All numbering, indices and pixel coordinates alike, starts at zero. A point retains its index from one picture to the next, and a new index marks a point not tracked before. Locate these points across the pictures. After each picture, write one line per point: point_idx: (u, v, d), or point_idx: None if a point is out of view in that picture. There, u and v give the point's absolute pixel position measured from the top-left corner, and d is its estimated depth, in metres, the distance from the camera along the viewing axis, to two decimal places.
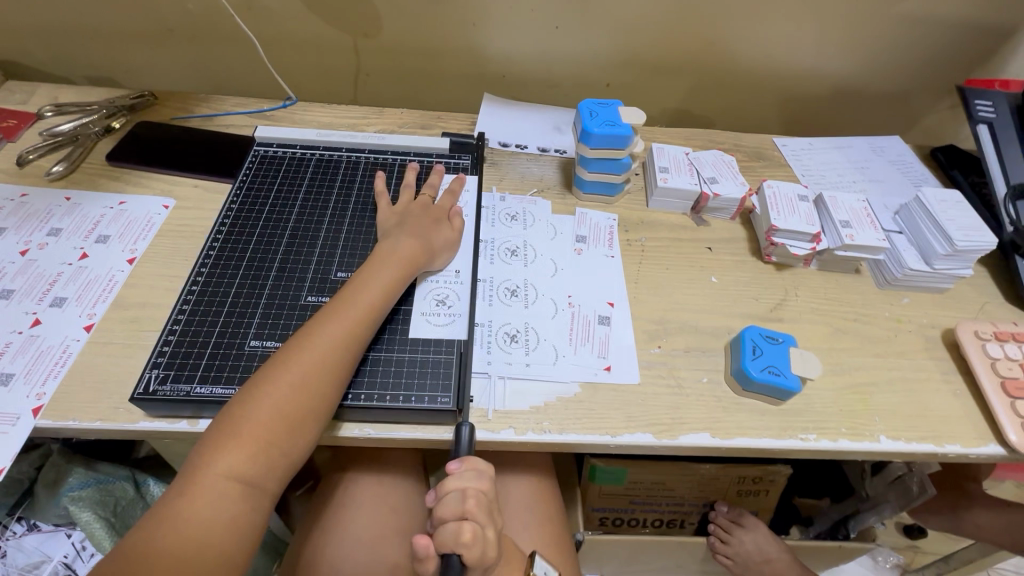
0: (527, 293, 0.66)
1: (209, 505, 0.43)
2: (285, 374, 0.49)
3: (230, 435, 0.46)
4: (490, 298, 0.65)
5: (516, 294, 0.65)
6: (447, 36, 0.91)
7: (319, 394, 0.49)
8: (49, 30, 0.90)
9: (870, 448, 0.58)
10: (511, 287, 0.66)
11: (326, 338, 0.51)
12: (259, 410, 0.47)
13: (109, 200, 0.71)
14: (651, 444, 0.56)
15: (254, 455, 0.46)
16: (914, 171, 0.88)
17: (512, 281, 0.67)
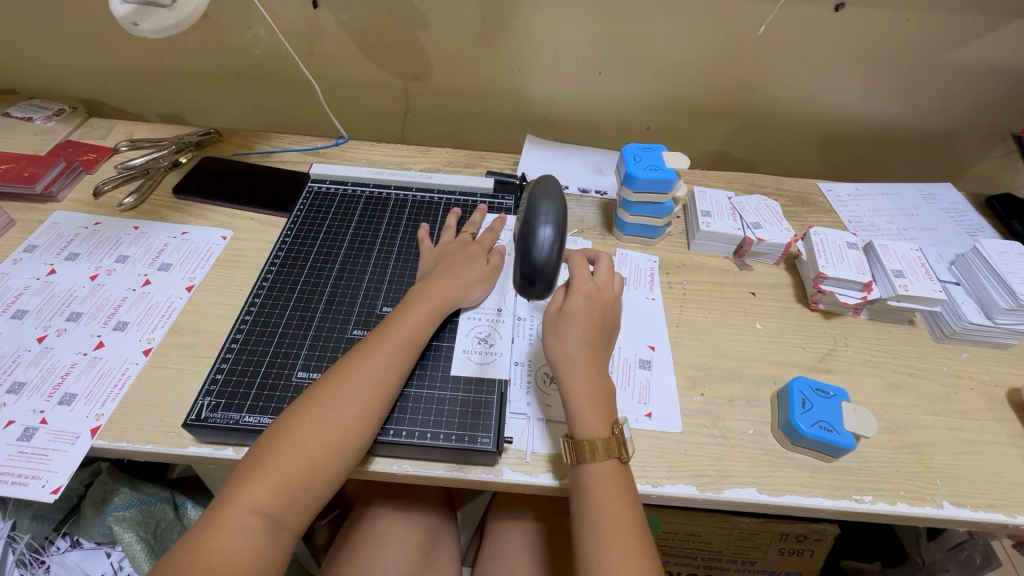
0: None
1: (234, 536, 0.43)
2: (311, 409, 0.50)
3: (256, 468, 0.46)
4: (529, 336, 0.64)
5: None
6: (493, 80, 0.95)
7: (356, 436, 0.50)
8: (130, 72, 0.98)
9: (932, 514, 0.55)
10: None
11: (356, 374, 0.52)
12: (285, 444, 0.48)
13: (173, 230, 0.75)
14: (694, 497, 0.54)
15: (276, 488, 0.46)
16: (968, 220, 0.85)
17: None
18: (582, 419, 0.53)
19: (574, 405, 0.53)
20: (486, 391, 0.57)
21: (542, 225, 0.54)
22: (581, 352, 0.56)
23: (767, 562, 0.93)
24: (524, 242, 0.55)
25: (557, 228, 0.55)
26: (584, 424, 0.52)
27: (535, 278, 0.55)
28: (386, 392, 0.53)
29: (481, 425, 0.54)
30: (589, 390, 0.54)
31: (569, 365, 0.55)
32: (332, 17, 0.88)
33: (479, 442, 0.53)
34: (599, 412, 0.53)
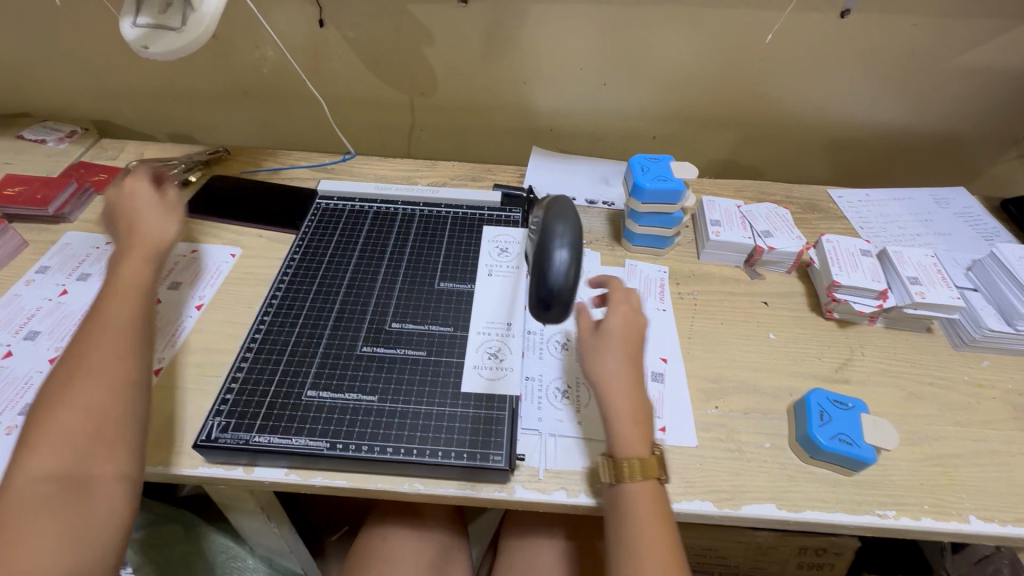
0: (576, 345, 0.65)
1: (37, 537, 0.41)
2: (59, 408, 0.47)
3: (10, 486, 0.43)
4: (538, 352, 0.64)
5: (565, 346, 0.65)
6: (498, 93, 0.95)
7: (118, 413, 0.48)
8: (141, 93, 1.00)
9: (959, 529, 0.53)
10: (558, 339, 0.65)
11: (96, 357, 0.50)
12: (33, 451, 0.44)
13: (183, 248, 0.75)
14: (712, 514, 0.53)
15: (40, 489, 0.43)
16: (983, 225, 0.84)
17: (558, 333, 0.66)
18: (621, 436, 0.52)
19: (616, 424, 0.52)
20: (497, 407, 0.57)
21: (557, 244, 0.47)
22: (620, 371, 0.55)
23: None
24: (538, 262, 0.48)
25: (573, 246, 0.47)
26: (623, 441, 0.52)
27: (552, 301, 0.46)
28: (135, 370, 0.51)
29: (493, 442, 0.54)
30: (627, 407, 0.53)
31: (608, 380, 0.54)
32: (338, 34, 0.88)
33: (491, 459, 0.52)
34: (637, 430, 0.52)
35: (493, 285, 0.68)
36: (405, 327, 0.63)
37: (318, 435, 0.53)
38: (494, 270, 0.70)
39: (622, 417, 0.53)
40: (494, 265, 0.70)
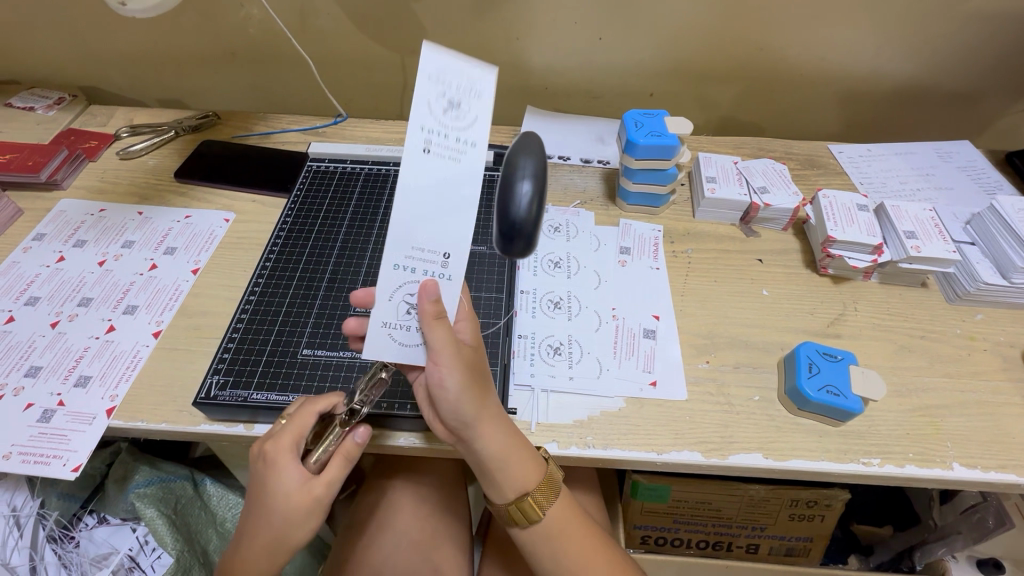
0: (570, 304, 0.65)
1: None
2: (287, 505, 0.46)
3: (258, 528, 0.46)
4: (530, 309, 0.64)
5: (557, 304, 0.65)
6: (490, 50, 0.92)
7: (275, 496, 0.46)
8: (126, 57, 0.98)
9: (942, 476, 0.54)
10: (551, 296, 0.66)
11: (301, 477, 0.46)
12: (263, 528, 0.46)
13: (176, 214, 0.76)
14: (699, 464, 0.55)
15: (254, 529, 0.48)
16: (986, 178, 0.83)
17: (551, 293, 0.66)
18: (514, 478, 0.50)
19: (509, 467, 0.50)
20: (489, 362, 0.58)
21: (526, 176, 0.41)
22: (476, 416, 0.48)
23: (777, 528, 0.94)
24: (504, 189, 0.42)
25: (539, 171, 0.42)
26: (519, 481, 0.50)
27: (515, 237, 0.41)
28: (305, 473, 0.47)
29: None
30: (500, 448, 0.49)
31: (473, 434, 0.49)
32: None
33: None
34: (529, 462, 0.50)
35: (430, 170, 0.35)
36: None
37: (316, 391, 0.55)
38: (431, 141, 0.35)
39: (510, 463, 0.49)
40: (435, 129, 0.35)
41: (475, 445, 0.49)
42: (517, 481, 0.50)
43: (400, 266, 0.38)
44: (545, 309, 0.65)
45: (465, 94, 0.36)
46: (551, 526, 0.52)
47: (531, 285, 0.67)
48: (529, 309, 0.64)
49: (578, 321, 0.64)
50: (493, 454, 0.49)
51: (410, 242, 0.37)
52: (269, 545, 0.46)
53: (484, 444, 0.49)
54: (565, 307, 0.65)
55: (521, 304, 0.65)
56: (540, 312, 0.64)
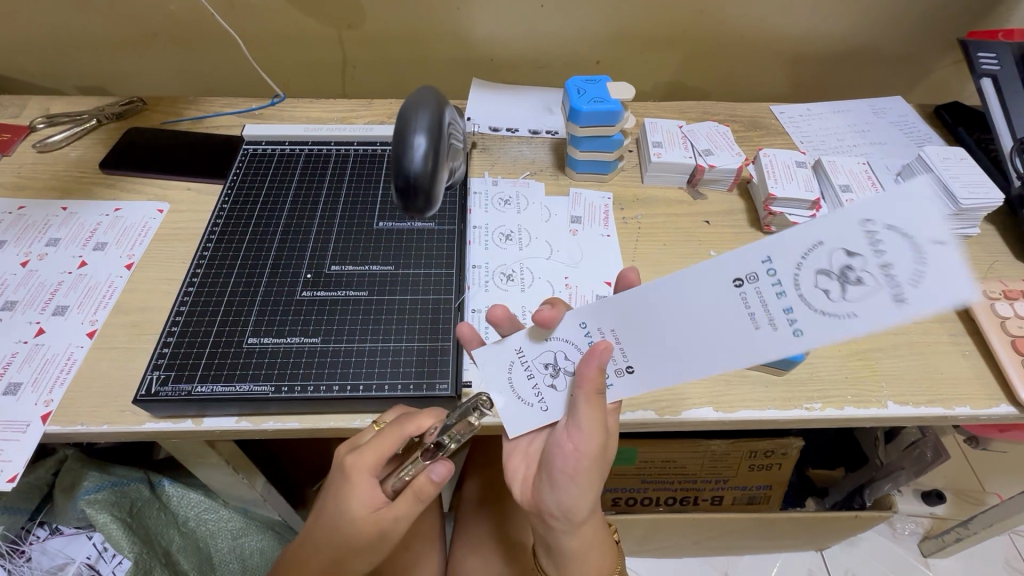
0: (876, 269, 0.32)
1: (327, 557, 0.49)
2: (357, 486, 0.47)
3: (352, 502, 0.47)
4: (789, 323, 0.36)
5: (843, 284, 0.34)
6: (431, 22, 0.90)
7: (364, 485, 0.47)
8: (36, 41, 0.90)
9: (877, 414, 0.58)
10: (822, 264, 0.34)
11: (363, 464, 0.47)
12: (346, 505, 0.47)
13: (105, 207, 0.71)
14: (654, 421, 0.56)
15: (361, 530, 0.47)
16: (918, 132, 0.86)
17: (814, 258, 0.35)
18: (563, 496, 0.48)
19: (560, 487, 0.47)
20: (442, 338, 0.56)
21: (417, 129, 0.42)
22: (574, 480, 0.47)
23: (738, 479, 0.98)
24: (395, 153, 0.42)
25: (405, 114, 0.43)
26: (562, 499, 0.48)
27: (412, 191, 0.42)
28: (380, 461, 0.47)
29: (440, 372, 0.54)
30: (584, 476, 0.47)
31: (560, 487, 0.47)
32: None
33: (438, 387, 0.52)
34: (579, 492, 0.47)
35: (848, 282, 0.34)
36: (347, 269, 0.61)
37: (263, 379, 0.52)
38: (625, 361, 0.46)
39: (563, 541, 0.51)
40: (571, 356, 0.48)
41: (551, 487, 0.48)
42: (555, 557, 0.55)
43: (741, 283, 0.38)
44: (810, 294, 0.35)
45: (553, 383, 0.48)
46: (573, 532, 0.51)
47: (773, 255, 0.36)
48: (785, 301, 0.36)
49: (898, 294, 0.32)
50: (579, 501, 0.48)
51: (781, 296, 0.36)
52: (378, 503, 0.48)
53: (565, 496, 0.48)
54: (856, 284, 0.33)
55: (749, 307, 0.38)
56: (795, 301, 0.36)
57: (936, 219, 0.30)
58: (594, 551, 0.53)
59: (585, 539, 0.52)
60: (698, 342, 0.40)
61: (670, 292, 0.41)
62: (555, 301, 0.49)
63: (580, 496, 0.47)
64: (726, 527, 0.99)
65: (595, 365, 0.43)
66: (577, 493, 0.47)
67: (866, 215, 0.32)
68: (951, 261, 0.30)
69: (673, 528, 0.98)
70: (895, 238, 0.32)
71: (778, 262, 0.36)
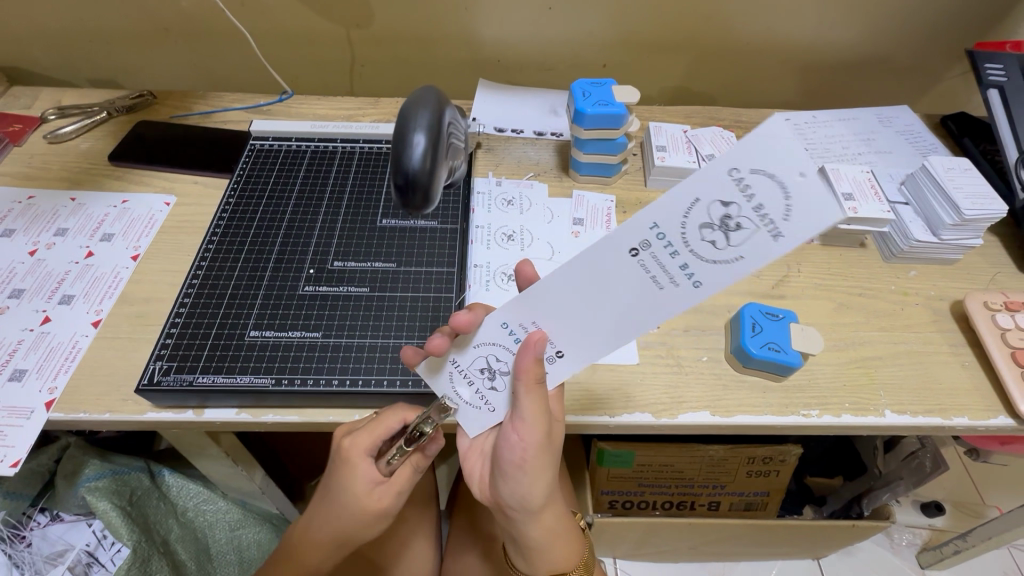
0: (749, 210, 0.37)
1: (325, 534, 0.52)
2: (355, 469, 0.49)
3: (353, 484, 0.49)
4: (687, 278, 0.40)
5: (725, 231, 0.38)
6: (439, 22, 0.90)
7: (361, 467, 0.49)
8: (50, 34, 0.91)
9: (874, 423, 0.58)
10: (707, 216, 0.38)
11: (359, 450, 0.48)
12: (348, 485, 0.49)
13: (113, 199, 0.72)
14: (650, 424, 0.57)
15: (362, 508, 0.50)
16: (923, 142, 0.86)
17: (695, 213, 0.39)
18: (518, 486, 0.49)
19: (513, 477, 0.49)
20: None
21: (417, 128, 0.43)
22: (525, 470, 0.48)
23: (735, 485, 0.98)
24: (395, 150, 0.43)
25: (407, 112, 0.44)
26: (517, 489, 0.49)
27: (410, 190, 0.43)
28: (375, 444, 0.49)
29: None
30: (534, 464, 0.48)
31: (513, 476, 0.49)
32: None
33: (437, 385, 0.53)
34: (532, 480, 0.49)
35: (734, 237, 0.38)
36: (349, 265, 0.61)
37: (264, 372, 0.53)
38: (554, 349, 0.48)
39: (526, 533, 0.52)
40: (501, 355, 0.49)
41: (505, 478, 0.49)
42: (523, 555, 0.55)
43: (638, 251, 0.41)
44: (698, 246, 0.39)
45: (490, 380, 0.50)
46: (537, 523, 0.51)
47: (659, 218, 0.40)
48: (680, 258, 0.40)
49: (776, 231, 0.36)
50: (532, 490, 0.49)
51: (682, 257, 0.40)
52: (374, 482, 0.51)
53: (518, 485, 0.49)
54: (738, 229, 0.37)
55: (651, 269, 0.41)
56: (690, 257, 0.40)
57: (791, 157, 0.35)
58: (559, 546, 0.53)
59: (547, 532, 0.52)
60: (618, 311, 0.43)
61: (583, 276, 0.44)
62: (474, 306, 0.50)
63: (532, 485, 0.49)
64: (722, 532, 0.99)
65: (530, 355, 0.46)
66: (529, 482, 0.49)
67: (732, 166, 0.37)
68: (816, 196, 0.34)
69: (668, 532, 0.98)
70: (762, 177, 0.36)
71: (666, 225, 0.40)
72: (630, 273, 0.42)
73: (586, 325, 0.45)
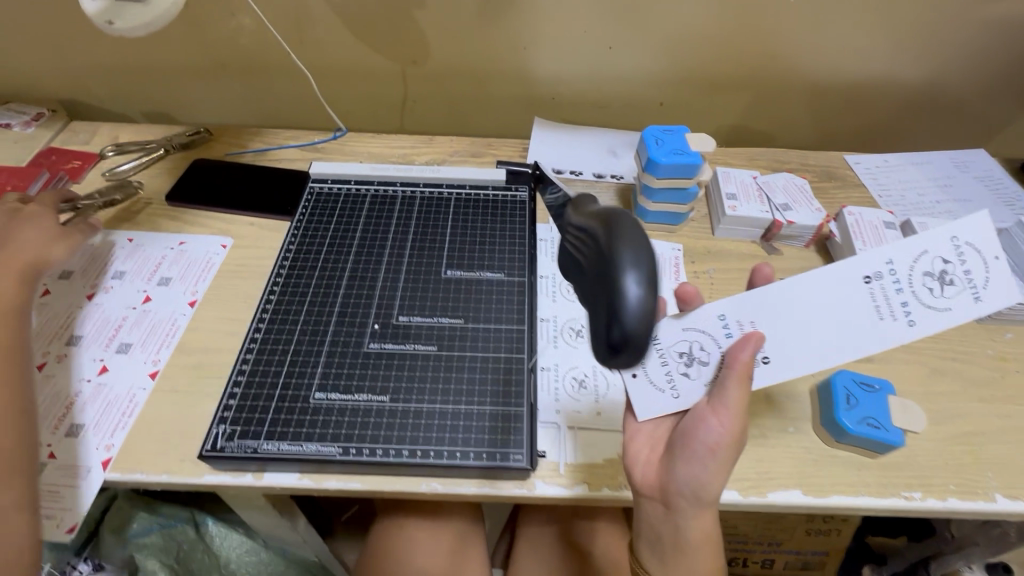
0: (965, 273, 0.45)
1: None
2: None
3: None
4: (903, 316, 0.45)
5: (944, 283, 0.45)
6: (496, 60, 0.89)
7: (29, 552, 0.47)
8: (109, 69, 0.92)
9: (984, 508, 0.53)
10: (929, 267, 0.46)
11: None
12: None
13: (169, 240, 0.71)
14: (738, 503, 0.52)
15: None
16: (1005, 189, 0.81)
17: (921, 265, 0.46)
18: (699, 479, 0.44)
19: (695, 467, 0.44)
20: (514, 402, 0.53)
21: (629, 271, 0.39)
22: (716, 466, 0.44)
23: (793, 544, 0.93)
24: (604, 297, 0.40)
25: (615, 251, 0.40)
26: (698, 481, 0.44)
27: (621, 349, 0.39)
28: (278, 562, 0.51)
29: (512, 440, 0.51)
30: (725, 460, 0.44)
31: (697, 468, 0.44)
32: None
33: (512, 458, 0.50)
34: (718, 474, 0.44)
35: (942, 296, 0.45)
36: (415, 320, 0.58)
37: (330, 439, 0.50)
38: (762, 352, 0.48)
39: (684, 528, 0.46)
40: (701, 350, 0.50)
41: (688, 469, 0.45)
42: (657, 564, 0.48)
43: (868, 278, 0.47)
44: (919, 290, 0.46)
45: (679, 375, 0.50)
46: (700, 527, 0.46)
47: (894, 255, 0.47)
48: (902, 296, 0.46)
49: (978, 297, 0.44)
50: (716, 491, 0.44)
51: (899, 295, 0.46)
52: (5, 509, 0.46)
53: (700, 476, 0.44)
54: (950, 283, 0.45)
55: (870, 298, 0.47)
56: (911, 296, 0.46)
57: (993, 239, 0.45)
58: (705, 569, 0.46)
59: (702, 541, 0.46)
60: (829, 329, 0.47)
61: (810, 282, 0.48)
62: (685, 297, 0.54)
63: (716, 484, 0.44)
64: None
65: (752, 347, 0.44)
66: (713, 480, 0.44)
67: (953, 233, 0.46)
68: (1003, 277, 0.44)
69: None
70: (981, 255, 0.45)
71: (895, 263, 0.47)
72: (853, 288, 0.47)
73: (802, 332, 0.47)
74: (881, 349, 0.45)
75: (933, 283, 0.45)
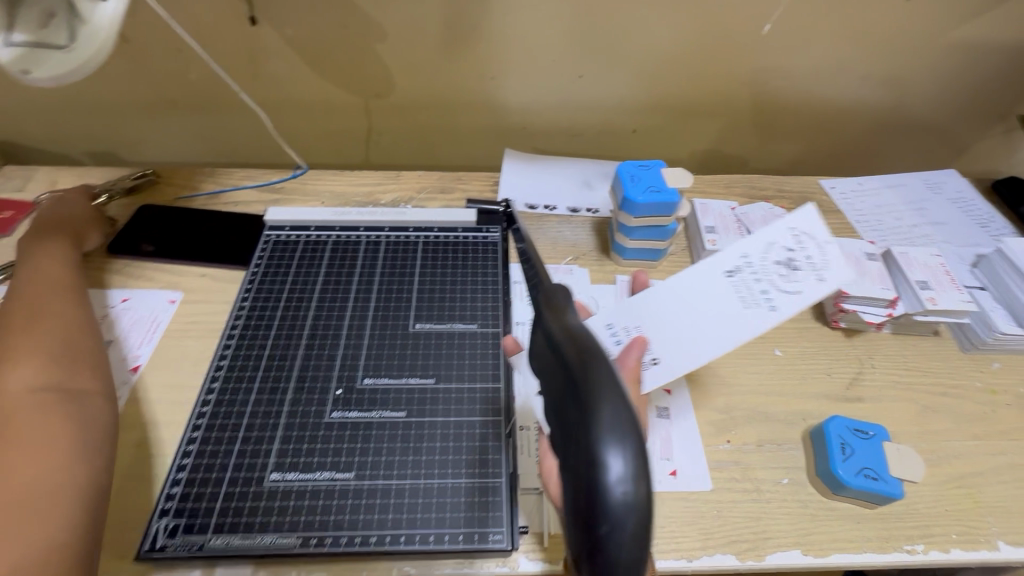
0: (808, 259, 0.54)
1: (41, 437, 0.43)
2: None
3: None
4: (767, 302, 0.51)
5: (793, 269, 0.53)
6: (463, 91, 0.86)
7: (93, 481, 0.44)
8: (48, 109, 0.86)
9: (989, 558, 0.50)
10: (780, 257, 0.55)
11: None
12: None
13: (110, 297, 0.65)
14: (736, 568, 0.49)
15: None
16: (979, 211, 0.81)
17: (772, 256, 0.55)
18: None
19: None
20: (492, 472, 0.49)
21: (611, 447, 0.28)
22: None
23: None
24: (581, 486, 0.28)
25: (590, 415, 0.29)
26: None
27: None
28: None
29: (491, 517, 0.46)
30: None
31: None
32: (277, 34, 0.78)
33: (491, 539, 0.45)
34: None
35: (795, 280, 0.52)
36: (381, 384, 0.54)
37: (288, 529, 0.45)
38: (650, 354, 0.51)
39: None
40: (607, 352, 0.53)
41: None
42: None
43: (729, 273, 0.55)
44: (770, 279, 0.53)
45: None
46: None
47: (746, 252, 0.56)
48: (761, 287, 0.52)
49: (821, 276, 0.52)
50: None
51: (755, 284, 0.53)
52: (68, 410, 0.46)
53: None
54: (796, 269, 0.53)
55: (737, 290, 0.53)
56: (766, 284, 0.52)
57: (821, 227, 0.56)
58: None
59: None
60: (709, 327, 0.51)
61: (670, 292, 0.56)
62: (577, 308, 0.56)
63: None
64: None
65: (638, 352, 0.45)
66: None
67: (791, 225, 0.57)
68: (838, 259, 0.53)
69: None
70: (817, 242, 0.55)
71: (749, 257, 0.56)
72: (718, 282, 0.54)
73: (688, 332, 0.52)
74: (756, 331, 0.49)
75: (779, 272, 0.53)
